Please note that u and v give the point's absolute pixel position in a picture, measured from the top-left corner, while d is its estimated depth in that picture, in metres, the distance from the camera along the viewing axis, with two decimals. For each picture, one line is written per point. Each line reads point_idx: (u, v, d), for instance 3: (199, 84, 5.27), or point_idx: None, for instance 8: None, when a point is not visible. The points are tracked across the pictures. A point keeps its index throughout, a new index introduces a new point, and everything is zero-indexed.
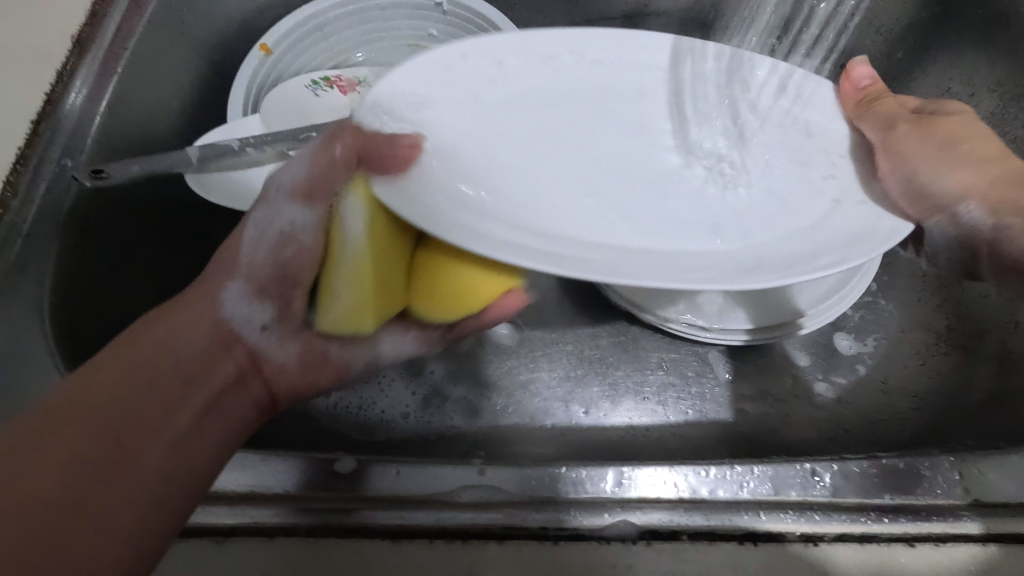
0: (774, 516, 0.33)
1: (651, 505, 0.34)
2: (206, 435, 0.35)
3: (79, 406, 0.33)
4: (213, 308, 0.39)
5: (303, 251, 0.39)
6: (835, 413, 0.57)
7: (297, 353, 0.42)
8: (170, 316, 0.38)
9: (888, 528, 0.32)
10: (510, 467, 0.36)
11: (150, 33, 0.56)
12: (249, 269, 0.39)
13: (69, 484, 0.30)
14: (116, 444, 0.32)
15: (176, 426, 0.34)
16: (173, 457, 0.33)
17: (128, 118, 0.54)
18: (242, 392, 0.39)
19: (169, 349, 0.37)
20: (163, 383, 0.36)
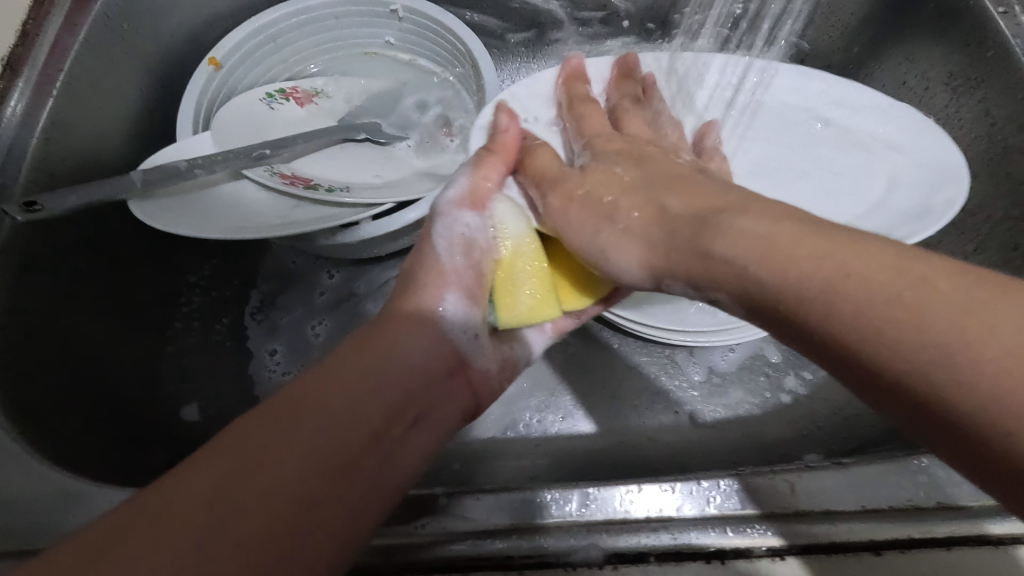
0: (741, 532, 0.32)
1: (617, 527, 0.33)
2: (411, 446, 0.33)
3: (307, 425, 0.28)
4: (434, 319, 0.37)
5: (485, 253, 0.39)
6: (807, 410, 0.57)
7: (496, 360, 0.42)
8: (399, 323, 0.36)
9: (854, 537, 0.32)
10: (475, 493, 0.35)
11: (88, 53, 0.53)
12: (457, 275, 0.38)
13: (256, 525, 0.25)
14: (327, 476, 0.27)
15: (395, 435, 0.32)
16: (371, 483, 0.29)
17: (67, 143, 0.52)
18: (450, 401, 0.37)
19: (403, 352, 0.34)
20: (411, 389, 0.33)
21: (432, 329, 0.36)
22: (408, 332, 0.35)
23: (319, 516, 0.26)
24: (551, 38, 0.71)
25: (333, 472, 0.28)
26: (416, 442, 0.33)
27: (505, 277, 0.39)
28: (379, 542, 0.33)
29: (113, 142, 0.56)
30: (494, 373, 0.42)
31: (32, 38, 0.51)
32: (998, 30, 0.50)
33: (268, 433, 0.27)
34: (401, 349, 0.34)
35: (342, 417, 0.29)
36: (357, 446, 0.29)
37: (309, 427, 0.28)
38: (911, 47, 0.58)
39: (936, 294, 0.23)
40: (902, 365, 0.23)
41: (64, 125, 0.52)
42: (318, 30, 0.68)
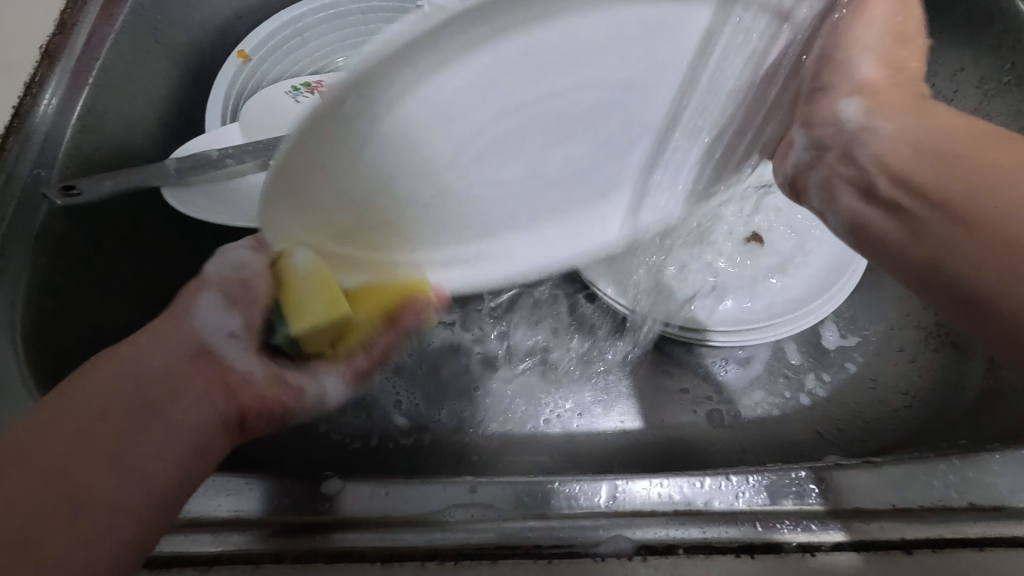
0: (770, 527, 0.32)
1: (646, 518, 0.33)
2: (159, 442, 0.33)
3: (54, 420, 0.31)
4: (189, 320, 0.37)
5: (253, 275, 0.37)
6: (827, 411, 0.57)
7: (262, 361, 0.38)
8: (146, 331, 0.37)
9: (885, 536, 0.32)
10: (501, 482, 0.36)
11: (123, 42, 0.54)
12: (219, 280, 0.38)
13: (45, 491, 0.29)
14: (118, 435, 0.32)
15: (127, 446, 0.32)
16: (137, 465, 0.32)
17: (101, 130, 0.53)
18: (213, 403, 0.36)
19: (127, 366, 0.35)
20: (123, 403, 0.33)
21: (184, 332, 0.37)
22: (153, 351, 0.36)
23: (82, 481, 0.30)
24: None
25: (92, 441, 0.31)
26: (179, 424, 0.34)
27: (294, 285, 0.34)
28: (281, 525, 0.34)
29: (144, 131, 0.57)
30: (262, 380, 0.38)
31: (69, 26, 0.52)
32: None
33: (69, 391, 0.33)
34: (145, 364, 0.35)
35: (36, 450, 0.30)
36: (94, 443, 0.31)
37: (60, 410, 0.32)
38: (940, 50, 0.57)
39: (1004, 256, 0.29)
40: (971, 281, 0.30)
41: (98, 113, 0.52)
42: (345, 25, 0.68)
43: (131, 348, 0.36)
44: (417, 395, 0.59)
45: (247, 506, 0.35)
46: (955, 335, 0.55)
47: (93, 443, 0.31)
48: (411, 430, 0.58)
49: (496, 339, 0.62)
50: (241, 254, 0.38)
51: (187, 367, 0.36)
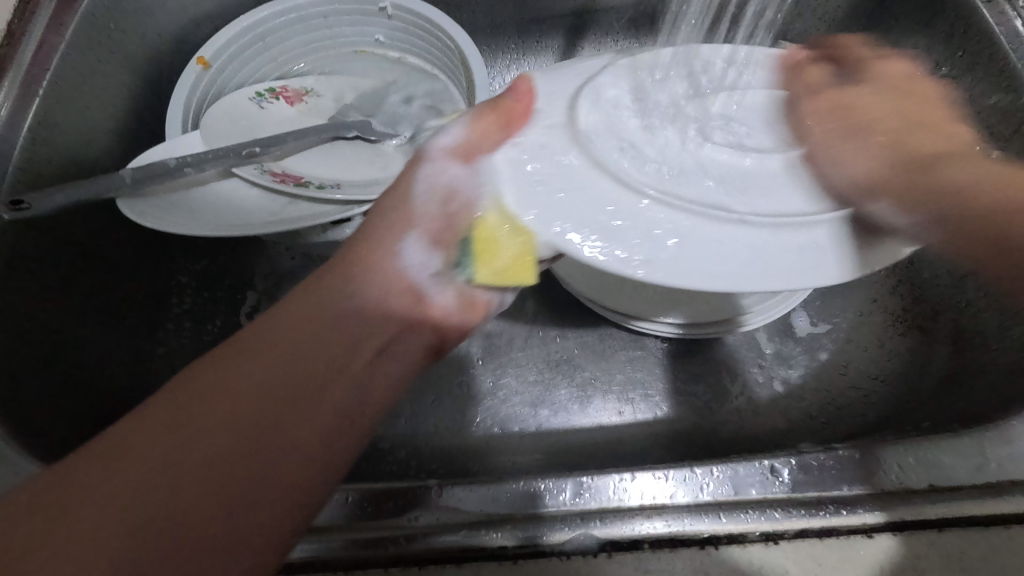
0: (735, 518, 0.32)
1: (612, 515, 0.33)
2: (375, 379, 0.34)
3: (200, 407, 0.30)
4: (394, 258, 0.36)
5: (460, 201, 0.35)
6: (799, 399, 0.57)
7: (455, 294, 0.37)
8: (317, 280, 0.36)
9: (845, 521, 0.32)
10: (466, 485, 0.35)
11: (75, 52, 0.53)
12: (423, 215, 0.36)
13: (172, 486, 0.27)
14: (286, 406, 0.31)
15: (337, 387, 0.32)
16: (330, 413, 0.32)
17: (54, 142, 0.52)
18: (419, 337, 0.37)
19: (342, 305, 0.35)
20: (332, 347, 0.33)
21: (387, 275, 0.36)
22: (349, 300, 0.35)
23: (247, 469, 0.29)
24: (542, 36, 0.71)
25: (269, 423, 0.30)
26: (380, 375, 0.34)
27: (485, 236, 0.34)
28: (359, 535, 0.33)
29: (101, 141, 0.56)
30: (456, 310, 0.37)
31: (17, 38, 0.51)
32: (983, 21, 0.50)
33: (215, 376, 0.31)
34: (325, 324, 0.34)
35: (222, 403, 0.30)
36: (273, 412, 0.30)
37: (229, 393, 0.30)
38: (898, 38, 0.58)
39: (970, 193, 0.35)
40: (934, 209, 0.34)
41: (51, 125, 0.51)
42: (307, 29, 0.68)
43: (297, 313, 0.34)
44: None
45: (326, 514, 0.34)
46: (921, 320, 0.56)
47: (201, 438, 0.29)
48: (386, 435, 0.57)
49: (471, 341, 0.62)
50: (417, 187, 0.36)
51: (404, 306, 0.36)
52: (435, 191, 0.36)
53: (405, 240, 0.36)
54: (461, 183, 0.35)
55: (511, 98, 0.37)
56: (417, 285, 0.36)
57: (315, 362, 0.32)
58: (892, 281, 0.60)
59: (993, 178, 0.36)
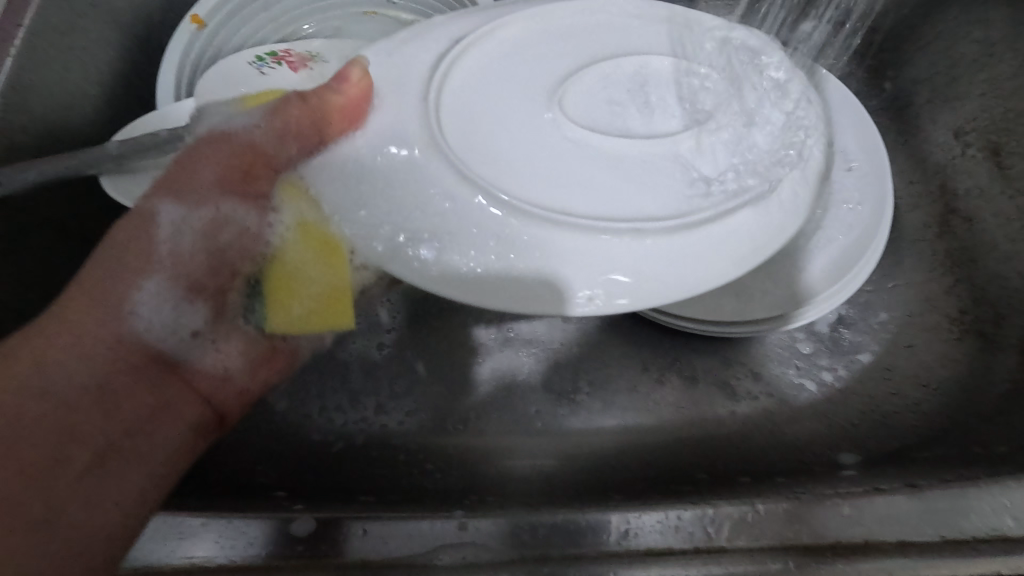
0: (804, 565, 0.28)
1: (662, 558, 0.29)
2: (139, 448, 0.35)
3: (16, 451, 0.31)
4: (121, 319, 0.36)
5: (242, 234, 0.39)
6: (842, 406, 0.53)
7: (239, 351, 0.42)
8: (56, 342, 0.34)
9: (934, 571, 0.28)
10: (496, 517, 0.31)
11: (51, 6, 0.47)
12: (168, 261, 0.38)
13: None
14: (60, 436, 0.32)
15: (105, 468, 0.33)
16: (133, 490, 0.34)
17: (31, 108, 0.46)
18: (175, 409, 0.38)
19: (79, 377, 0.34)
20: (102, 418, 0.34)
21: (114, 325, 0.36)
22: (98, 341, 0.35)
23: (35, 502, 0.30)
24: None
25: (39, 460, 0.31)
26: (145, 444, 0.36)
27: (279, 273, 0.38)
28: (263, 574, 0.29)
29: (84, 109, 0.50)
30: (236, 368, 0.41)
31: None
32: None
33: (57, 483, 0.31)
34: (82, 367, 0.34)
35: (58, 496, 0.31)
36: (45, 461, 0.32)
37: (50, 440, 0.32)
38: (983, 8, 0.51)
39: None
40: None
41: (26, 89, 0.46)
42: None
43: (107, 363, 0.35)
44: (401, 393, 0.55)
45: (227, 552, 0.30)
46: (982, 323, 0.51)
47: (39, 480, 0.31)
48: (394, 432, 0.53)
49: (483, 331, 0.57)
50: (170, 213, 0.38)
51: (141, 378, 0.37)
52: (201, 223, 0.39)
53: (140, 281, 0.37)
54: (231, 211, 0.39)
55: (335, 89, 0.36)
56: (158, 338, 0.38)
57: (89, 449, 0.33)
58: (946, 279, 0.54)
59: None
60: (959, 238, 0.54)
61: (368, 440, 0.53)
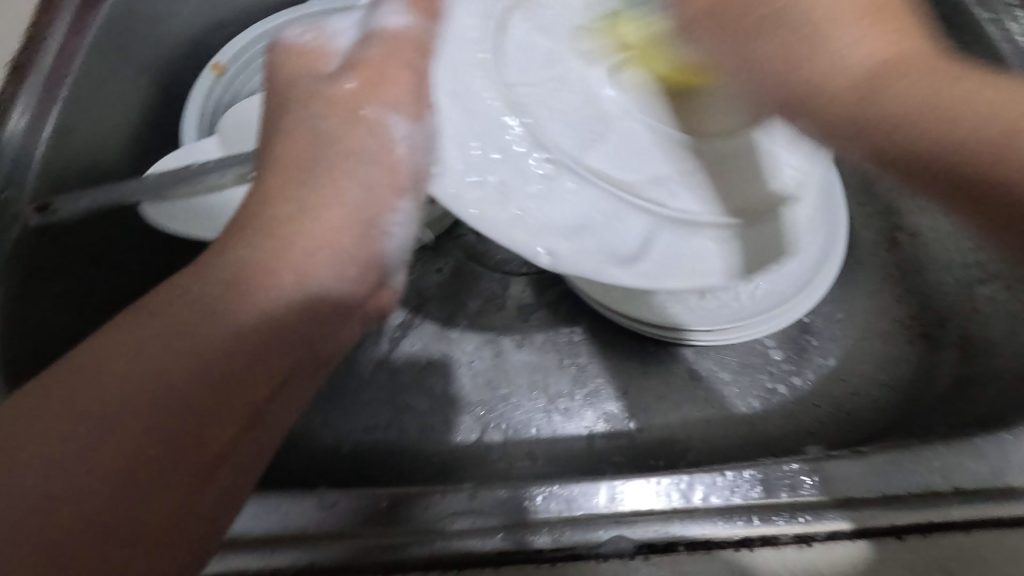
0: (767, 520, 0.33)
1: (645, 518, 0.34)
2: (284, 414, 0.31)
3: (49, 462, 0.25)
4: (341, 205, 0.34)
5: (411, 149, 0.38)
6: (812, 405, 0.57)
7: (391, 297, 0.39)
8: (269, 264, 0.31)
9: (877, 522, 0.33)
10: (500, 487, 0.36)
11: (94, 58, 0.53)
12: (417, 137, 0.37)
13: (156, 445, 0.26)
14: (222, 382, 0.28)
15: (252, 408, 0.29)
16: (251, 442, 0.29)
17: (74, 147, 0.52)
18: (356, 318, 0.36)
19: (253, 304, 0.30)
20: (240, 348, 0.29)
21: (366, 236, 0.35)
22: (242, 251, 0.31)
23: (168, 446, 0.26)
24: None
25: (182, 386, 0.27)
26: (267, 425, 0.30)
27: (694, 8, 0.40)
28: (361, 542, 0.34)
29: (118, 147, 0.56)
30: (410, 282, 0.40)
31: (38, 41, 0.51)
32: (988, 37, 0.50)
33: (193, 317, 0.29)
34: (285, 296, 0.31)
35: (124, 376, 0.27)
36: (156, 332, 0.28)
37: (112, 386, 0.26)
38: None
39: (927, 83, 0.25)
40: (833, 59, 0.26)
41: (71, 130, 0.52)
42: None
43: (272, 258, 0.31)
44: (399, 405, 0.58)
45: (319, 522, 0.34)
46: (926, 326, 0.56)
47: (177, 446, 0.27)
48: (395, 438, 0.56)
49: (471, 346, 0.60)
50: (399, 124, 0.37)
51: (330, 321, 0.34)
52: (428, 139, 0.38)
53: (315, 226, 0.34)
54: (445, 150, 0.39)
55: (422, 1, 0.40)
56: (291, 298, 0.31)
57: (204, 372, 0.28)
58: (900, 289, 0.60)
59: (994, 101, 0.24)
60: (905, 252, 0.60)
61: (372, 446, 0.56)
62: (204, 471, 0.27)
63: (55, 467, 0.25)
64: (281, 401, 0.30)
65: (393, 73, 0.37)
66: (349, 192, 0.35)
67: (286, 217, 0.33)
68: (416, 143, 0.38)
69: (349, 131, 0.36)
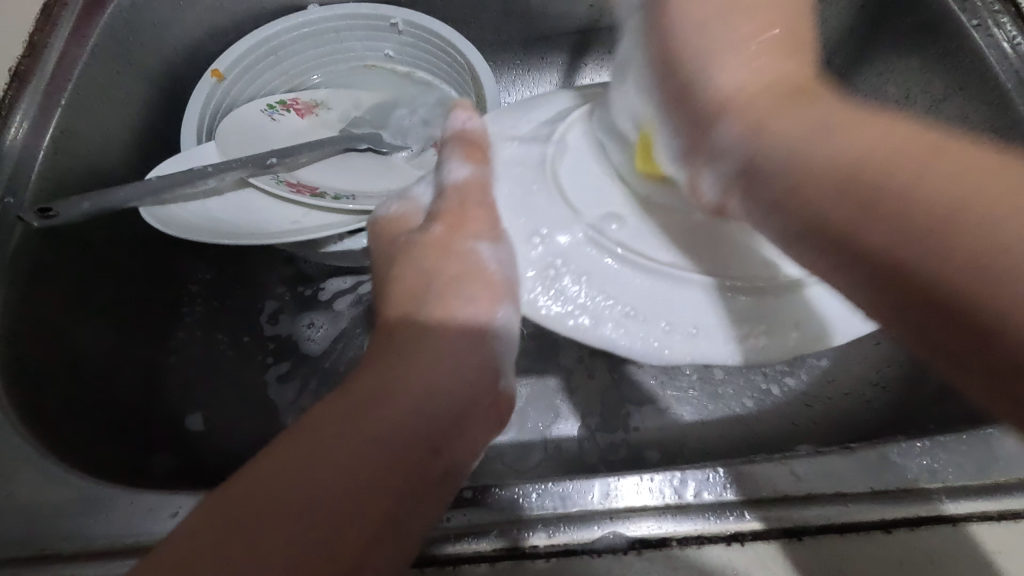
0: (757, 515, 0.34)
1: (639, 514, 0.34)
2: (455, 476, 0.33)
3: (338, 458, 0.29)
4: (459, 313, 0.37)
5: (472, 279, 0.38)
6: (803, 406, 0.57)
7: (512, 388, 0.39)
8: (413, 357, 0.34)
9: (865, 517, 0.33)
10: (495, 486, 0.36)
11: (94, 64, 0.54)
12: (497, 259, 0.38)
13: (389, 491, 0.29)
14: (420, 454, 0.31)
15: (428, 476, 0.31)
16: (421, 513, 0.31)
17: (74, 152, 0.53)
18: (485, 424, 0.37)
19: (434, 388, 0.33)
20: (426, 432, 0.32)
21: (477, 322, 0.37)
22: (429, 340, 0.35)
23: (358, 524, 0.28)
24: (545, 52, 0.73)
25: (389, 459, 0.30)
26: (423, 515, 0.31)
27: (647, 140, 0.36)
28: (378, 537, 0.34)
29: (117, 152, 0.57)
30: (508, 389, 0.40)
31: (38, 49, 0.52)
32: (974, 43, 0.50)
33: (371, 393, 0.32)
34: (434, 352, 0.35)
35: (383, 432, 0.31)
36: (373, 388, 0.32)
37: (326, 456, 0.29)
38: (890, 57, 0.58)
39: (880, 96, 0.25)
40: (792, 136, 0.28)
41: (72, 135, 0.52)
42: (319, 42, 0.67)
43: (419, 332, 0.36)
44: None
45: None
46: None
47: (413, 466, 0.31)
48: None
49: None
50: (485, 248, 0.38)
51: (471, 403, 0.35)
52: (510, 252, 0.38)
53: (496, 314, 0.37)
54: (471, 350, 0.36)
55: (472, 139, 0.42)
56: (498, 361, 0.37)
57: (412, 441, 0.31)
58: None
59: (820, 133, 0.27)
60: None
61: None
62: (425, 498, 0.31)
63: (343, 496, 0.28)
64: (419, 510, 0.30)
65: (474, 211, 0.39)
66: (461, 280, 0.38)
67: (398, 339, 0.35)
68: (503, 262, 0.38)
69: (448, 263, 0.39)
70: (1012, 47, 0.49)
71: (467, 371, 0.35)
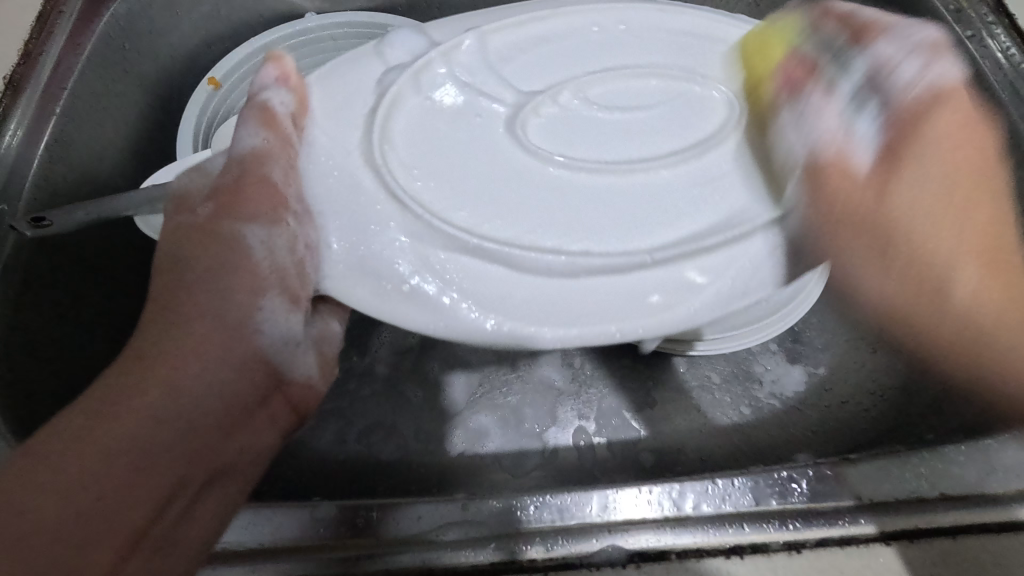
0: (757, 528, 0.33)
1: (636, 527, 0.34)
2: (201, 512, 0.33)
3: (94, 452, 0.30)
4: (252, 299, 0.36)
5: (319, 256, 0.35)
6: (801, 414, 0.57)
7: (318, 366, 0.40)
8: (198, 346, 0.34)
9: (864, 529, 0.33)
10: (491, 498, 0.36)
11: (90, 73, 0.54)
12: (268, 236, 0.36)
13: (134, 495, 0.30)
14: (166, 456, 0.31)
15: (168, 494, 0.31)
16: (157, 549, 0.31)
17: (69, 160, 0.52)
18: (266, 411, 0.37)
19: (183, 388, 0.33)
20: (189, 434, 0.32)
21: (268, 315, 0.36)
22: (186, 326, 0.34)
23: (108, 518, 0.29)
24: None
25: (137, 471, 0.30)
26: (189, 529, 0.32)
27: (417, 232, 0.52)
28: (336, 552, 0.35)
29: (113, 160, 0.56)
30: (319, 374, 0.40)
31: (33, 57, 0.51)
32: (969, 52, 0.51)
33: (162, 375, 0.32)
34: (194, 340, 0.34)
35: (116, 430, 0.30)
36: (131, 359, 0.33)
37: (106, 436, 0.30)
38: None
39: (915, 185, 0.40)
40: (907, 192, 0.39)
41: (66, 144, 0.52)
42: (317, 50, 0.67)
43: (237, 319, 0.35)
44: (392, 417, 0.58)
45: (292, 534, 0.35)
46: (913, 335, 0.54)
47: (202, 446, 0.33)
48: (384, 450, 0.56)
49: (463, 358, 0.60)
50: (256, 234, 0.37)
51: (228, 390, 0.34)
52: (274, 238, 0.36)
53: (258, 299, 0.36)
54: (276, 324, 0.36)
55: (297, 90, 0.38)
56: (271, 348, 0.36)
57: (169, 456, 0.32)
58: None
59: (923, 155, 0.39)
60: None
61: (363, 457, 0.56)
62: (228, 485, 0.35)
63: (88, 475, 0.29)
64: (172, 517, 0.32)
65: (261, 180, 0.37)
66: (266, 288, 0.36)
67: (201, 281, 0.35)
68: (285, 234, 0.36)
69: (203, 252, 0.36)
70: (1005, 57, 0.49)
71: (227, 372, 0.34)
